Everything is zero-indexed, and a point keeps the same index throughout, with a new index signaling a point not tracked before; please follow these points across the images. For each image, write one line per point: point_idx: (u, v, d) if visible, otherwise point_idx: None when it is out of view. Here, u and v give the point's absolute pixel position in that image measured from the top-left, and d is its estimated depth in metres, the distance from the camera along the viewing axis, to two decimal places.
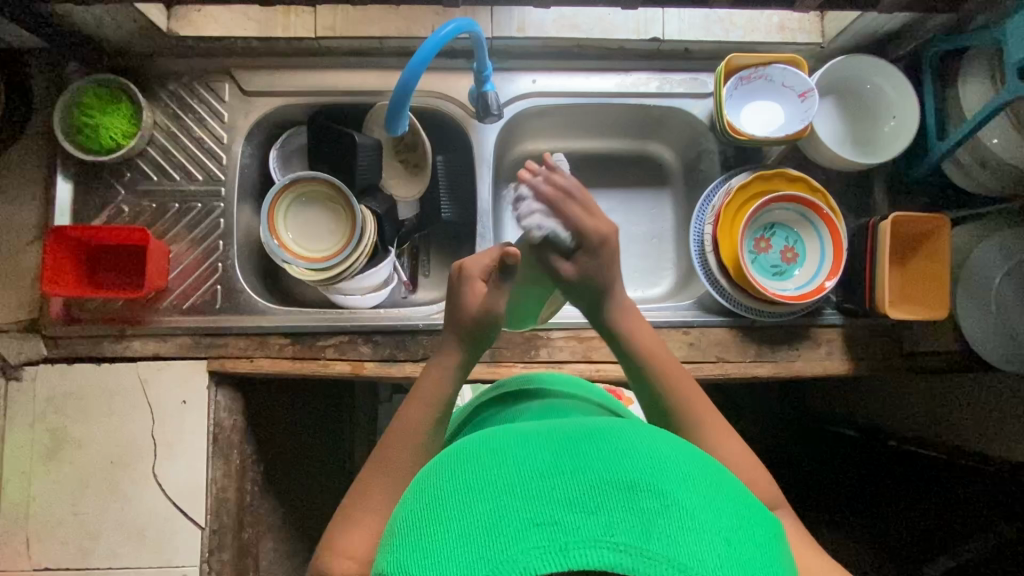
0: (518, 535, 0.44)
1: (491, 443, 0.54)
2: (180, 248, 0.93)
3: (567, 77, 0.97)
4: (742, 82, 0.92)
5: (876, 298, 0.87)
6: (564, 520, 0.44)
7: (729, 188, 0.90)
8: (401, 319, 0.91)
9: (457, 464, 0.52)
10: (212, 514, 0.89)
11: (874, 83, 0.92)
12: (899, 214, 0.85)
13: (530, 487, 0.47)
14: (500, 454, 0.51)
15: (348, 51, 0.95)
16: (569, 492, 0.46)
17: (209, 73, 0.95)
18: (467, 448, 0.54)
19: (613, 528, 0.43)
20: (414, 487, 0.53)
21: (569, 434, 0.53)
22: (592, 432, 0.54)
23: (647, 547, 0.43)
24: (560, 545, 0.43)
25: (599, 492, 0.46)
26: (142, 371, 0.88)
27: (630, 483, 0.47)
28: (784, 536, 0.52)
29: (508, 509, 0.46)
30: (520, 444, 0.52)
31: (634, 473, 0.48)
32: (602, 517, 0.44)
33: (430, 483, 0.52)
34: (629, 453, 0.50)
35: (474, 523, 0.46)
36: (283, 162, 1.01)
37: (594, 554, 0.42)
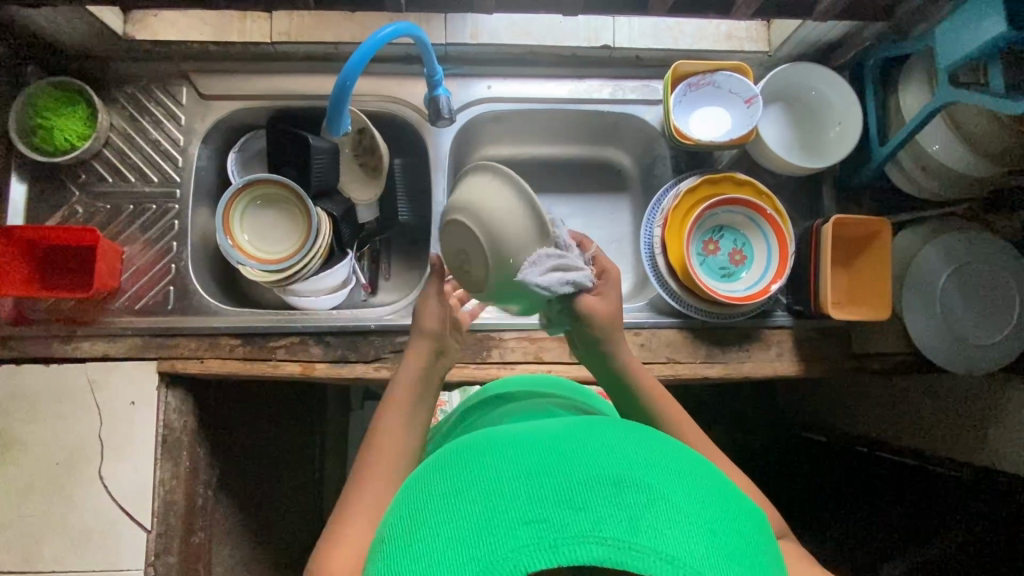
0: (507, 535, 0.45)
1: (481, 448, 0.55)
2: (134, 249, 0.93)
3: (520, 83, 0.99)
4: (690, 89, 0.94)
5: (819, 299, 0.88)
6: (553, 518, 0.45)
7: (678, 191, 0.91)
8: (353, 320, 0.92)
9: (448, 468, 0.54)
10: (159, 517, 0.88)
11: (818, 90, 0.95)
12: (840, 216, 0.86)
13: (518, 488, 0.48)
14: (489, 458, 0.53)
15: (305, 57, 0.97)
16: (556, 490, 0.47)
17: (168, 78, 0.96)
18: (457, 454, 0.56)
19: (601, 523, 0.45)
20: (406, 495, 0.55)
21: (555, 434, 0.55)
22: (577, 432, 0.55)
23: (633, 539, 0.44)
24: (549, 541, 0.44)
25: (586, 488, 0.47)
26: (91, 372, 0.88)
27: (615, 479, 0.48)
28: (768, 526, 0.54)
29: (497, 511, 0.47)
30: (509, 446, 0.54)
31: (618, 468, 0.49)
32: (589, 513, 0.45)
33: (421, 489, 0.53)
34: (615, 450, 0.52)
35: (466, 524, 0.47)
36: (242, 166, 1.03)
37: (582, 550, 0.43)
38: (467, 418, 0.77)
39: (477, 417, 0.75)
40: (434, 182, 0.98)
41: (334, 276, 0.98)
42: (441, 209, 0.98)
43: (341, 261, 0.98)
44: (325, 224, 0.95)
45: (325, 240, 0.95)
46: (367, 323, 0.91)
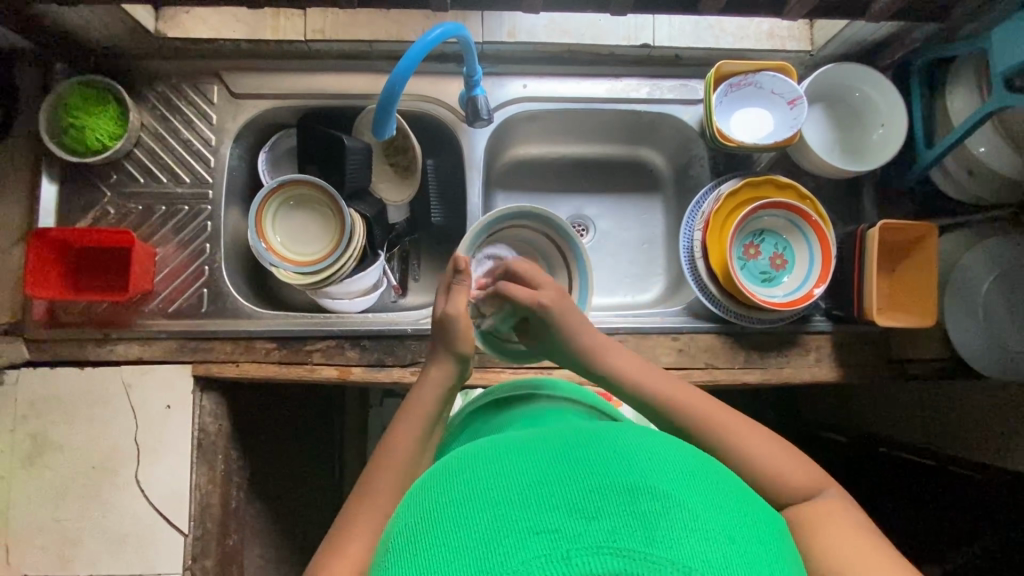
0: (517, 546, 0.43)
1: (489, 456, 0.54)
2: (166, 251, 0.92)
3: (556, 82, 0.97)
4: (731, 89, 0.92)
5: (864, 303, 0.87)
6: (565, 528, 0.44)
7: (719, 195, 0.90)
8: (390, 324, 0.91)
9: (456, 475, 0.52)
10: (195, 521, 0.87)
11: (863, 91, 0.93)
12: (888, 221, 0.85)
13: (528, 497, 0.47)
14: (495, 467, 0.52)
15: (339, 55, 0.95)
16: (569, 500, 0.46)
17: (199, 75, 0.95)
18: (463, 463, 0.54)
19: (615, 533, 0.43)
20: (411, 503, 0.53)
21: (563, 442, 0.54)
22: (587, 440, 0.54)
23: (649, 550, 0.42)
24: (562, 553, 0.42)
25: (598, 498, 0.46)
26: (126, 375, 0.87)
27: (629, 487, 0.47)
28: (785, 534, 0.52)
29: (508, 519, 0.45)
30: (518, 455, 0.53)
31: (631, 477, 0.48)
32: (603, 522, 0.44)
33: (428, 496, 0.51)
34: (626, 459, 0.51)
35: (473, 536, 0.45)
36: (272, 165, 1.01)
37: (597, 562, 0.41)
38: (474, 426, 0.75)
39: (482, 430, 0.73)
40: (469, 182, 0.96)
41: (367, 278, 0.97)
42: (475, 210, 0.97)
43: (373, 263, 0.97)
44: (361, 228, 0.94)
45: (361, 242, 0.94)
46: (403, 327, 0.90)
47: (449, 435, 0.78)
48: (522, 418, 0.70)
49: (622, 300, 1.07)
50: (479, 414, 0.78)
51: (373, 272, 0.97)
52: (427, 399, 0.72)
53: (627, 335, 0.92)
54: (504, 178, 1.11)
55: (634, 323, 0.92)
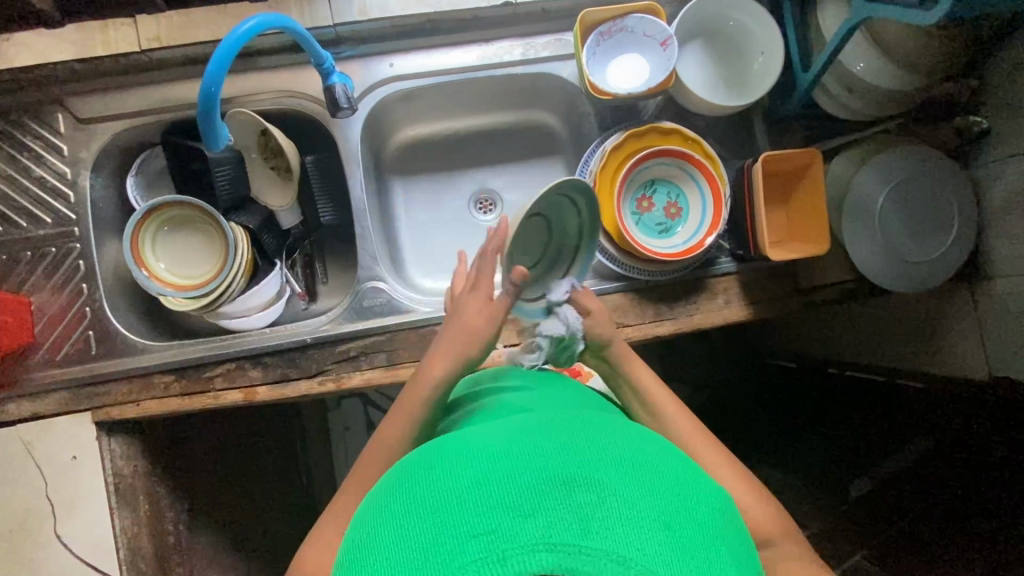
0: (453, 553, 0.40)
1: (428, 461, 0.50)
2: (42, 298, 0.87)
3: (423, 56, 0.92)
4: (603, 37, 0.88)
5: (759, 239, 0.84)
6: (501, 526, 0.41)
7: (604, 151, 0.87)
8: (288, 336, 0.88)
9: (395, 486, 0.49)
10: (127, 564, 0.86)
11: (736, 20, 0.90)
12: (771, 153, 0.82)
13: (469, 496, 0.44)
14: (437, 467, 0.48)
15: (185, 61, 0.89)
16: (505, 497, 0.43)
17: (39, 106, 0.88)
18: (405, 470, 0.51)
19: (551, 527, 0.40)
20: (356, 520, 0.49)
21: (511, 433, 0.51)
22: (531, 432, 0.51)
23: (584, 543, 0.39)
24: (498, 554, 0.39)
25: (536, 492, 0.43)
26: (23, 433, 0.84)
27: (565, 479, 0.44)
28: (731, 511, 0.50)
29: (445, 525, 0.42)
30: (460, 455, 0.49)
31: (569, 467, 0.45)
32: (539, 517, 0.41)
33: (370, 512, 0.48)
34: (567, 449, 0.48)
35: (411, 546, 0.42)
36: (145, 188, 0.95)
37: (530, 559, 0.39)
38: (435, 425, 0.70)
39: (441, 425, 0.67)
40: (350, 177, 0.92)
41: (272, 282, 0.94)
42: (362, 203, 0.93)
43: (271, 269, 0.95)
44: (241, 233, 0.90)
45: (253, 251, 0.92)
46: (302, 336, 0.88)
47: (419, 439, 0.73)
48: (480, 408, 0.64)
49: None
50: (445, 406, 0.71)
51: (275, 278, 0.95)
52: (437, 378, 0.67)
53: None
54: (397, 164, 1.07)
55: None
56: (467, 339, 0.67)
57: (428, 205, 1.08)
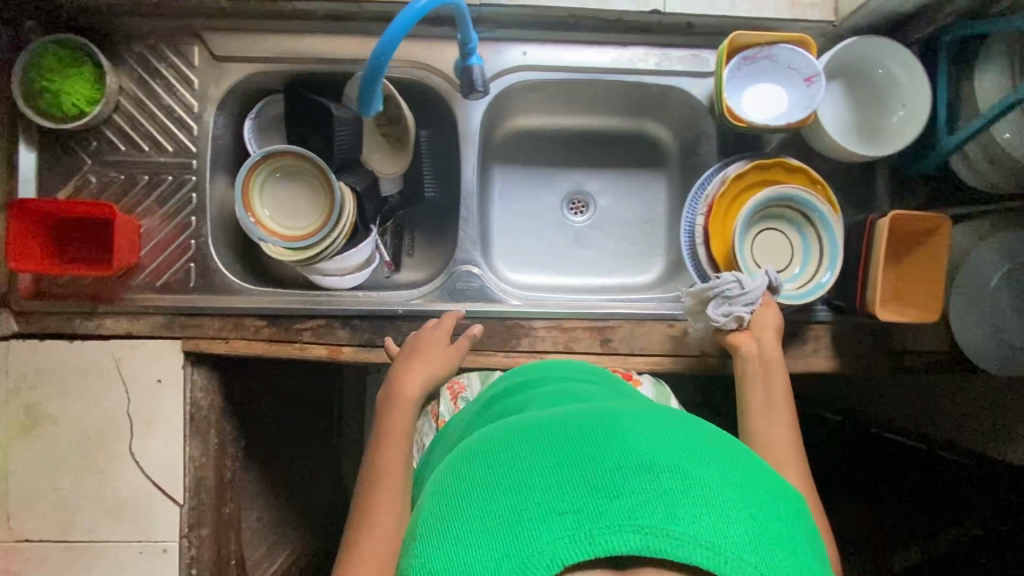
0: (541, 527, 0.42)
1: (505, 436, 0.52)
2: (152, 223, 0.90)
3: (557, 51, 0.91)
4: (745, 62, 0.86)
5: (868, 294, 0.84)
6: (587, 506, 0.42)
7: (725, 177, 0.86)
8: (380, 303, 0.89)
9: (474, 456, 0.50)
10: (191, 492, 0.89)
11: (885, 68, 0.87)
12: (897, 212, 0.81)
13: (551, 475, 0.45)
14: (516, 446, 0.49)
15: (326, 16, 0.89)
16: (589, 478, 0.44)
17: (178, 35, 0.89)
18: (480, 445, 0.52)
19: (637, 511, 0.41)
20: (434, 487, 0.51)
21: (586, 419, 0.51)
22: (607, 417, 0.51)
23: (672, 527, 0.40)
24: (586, 532, 0.41)
25: (620, 476, 0.44)
26: (116, 349, 0.87)
27: (648, 464, 0.45)
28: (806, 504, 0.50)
29: (530, 502, 0.43)
30: (535, 433, 0.50)
31: (651, 454, 0.45)
32: (625, 500, 0.42)
33: (449, 480, 0.50)
34: (644, 434, 0.48)
35: (497, 518, 0.43)
36: (259, 133, 0.96)
37: (619, 539, 0.40)
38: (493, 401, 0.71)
39: (503, 402, 0.69)
40: (463, 157, 0.92)
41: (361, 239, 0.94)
42: (470, 186, 0.93)
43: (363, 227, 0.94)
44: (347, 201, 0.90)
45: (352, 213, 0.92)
46: (394, 307, 0.89)
47: (473, 409, 0.74)
48: (542, 393, 0.66)
49: (620, 282, 1.06)
50: (497, 390, 0.74)
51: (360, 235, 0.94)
52: (410, 395, 0.78)
53: (622, 321, 0.90)
54: (502, 152, 1.07)
55: (631, 308, 0.90)
56: (431, 367, 0.80)
57: (523, 197, 1.08)
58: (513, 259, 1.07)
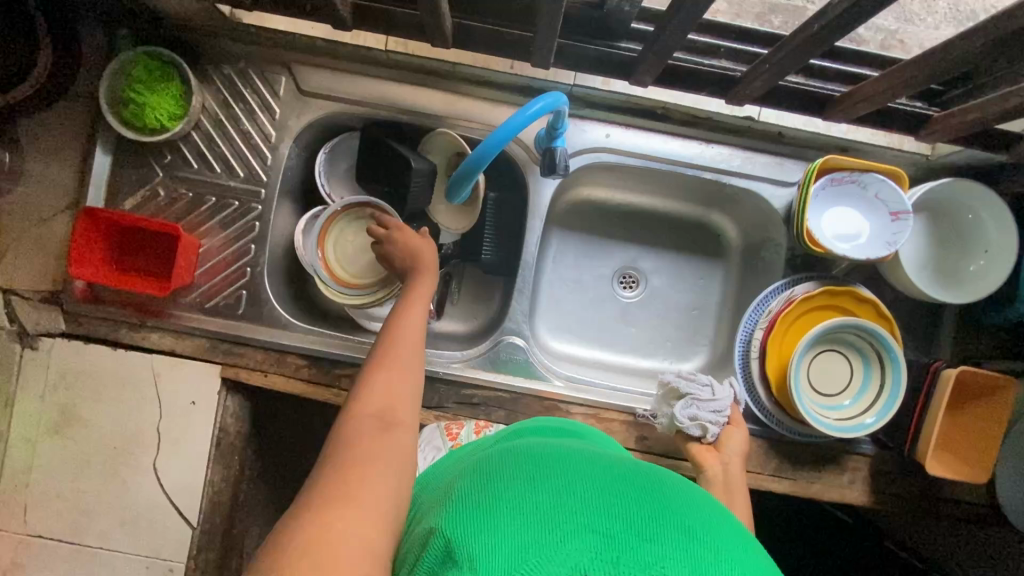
0: (571, 531, 0.43)
1: (556, 453, 0.53)
2: (211, 244, 0.90)
3: (641, 137, 0.90)
4: (831, 183, 0.85)
5: (918, 445, 0.84)
6: (619, 538, 0.43)
7: (791, 299, 0.84)
8: (422, 362, 0.88)
9: (522, 458, 0.52)
10: (205, 515, 0.89)
11: (976, 214, 0.84)
12: (967, 366, 0.80)
13: (593, 498, 0.46)
14: (566, 463, 0.51)
15: (417, 68, 0.89)
16: (629, 515, 0.45)
17: (268, 64, 0.89)
18: (530, 451, 0.54)
19: (666, 559, 0.42)
20: (472, 472, 0.53)
21: (634, 470, 0.53)
22: (655, 476, 0.53)
23: None
24: (611, 556, 0.42)
25: (657, 525, 0.45)
26: (156, 365, 0.87)
27: (688, 527, 0.45)
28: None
29: (570, 510, 0.45)
30: (585, 462, 0.52)
31: (692, 521, 0.46)
32: (656, 547, 0.43)
33: (492, 471, 0.52)
34: (688, 502, 0.49)
35: (533, 511, 0.45)
36: (329, 165, 0.95)
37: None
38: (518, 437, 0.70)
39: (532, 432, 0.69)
40: (529, 229, 0.92)
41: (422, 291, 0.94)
42: (531, 257, 0.93)
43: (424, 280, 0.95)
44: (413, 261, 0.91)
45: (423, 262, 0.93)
46: (435, 369, 0.88)
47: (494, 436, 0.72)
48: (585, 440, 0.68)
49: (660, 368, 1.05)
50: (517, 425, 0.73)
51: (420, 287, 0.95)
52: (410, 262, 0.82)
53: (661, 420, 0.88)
54: (563, 219, 1.06)
55: None
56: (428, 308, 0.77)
57: (576, 265, 1.07)
58: (556, 326, 1.06)
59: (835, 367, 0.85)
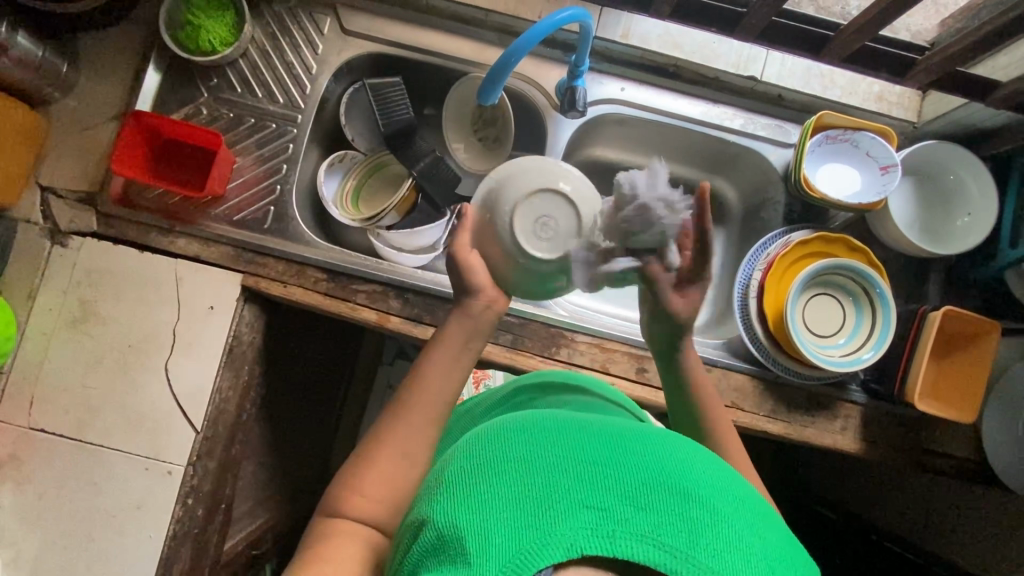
0: (565, 510, 0.42)
1: (547, 423, 0.51)
2: (245, 162, 0.95)
3: (654, 93, 0.97)
4: (827, 141, 0.91)
5: (907, 383, 0.87)
6: (614, 508, 0.42)
7: (788, 241, 0.90)
8: (436, 284, 0.92)
9: (513, 431, 0.51)
10: (210, 422, 0.90)
11: (956, 175, 0.91)
12: (953, 307, 0.84)
13: (583, 468, 0.45)
14: (554, 431, 0.49)
15: (453, 17, 0.97)
16: (622, 484, 0.43)
17: (317, 5, 0.98)
18: (517, 423, 0.52)
19: (660, 527, 0.41)
20: (462, 454, 0.52)
21: (621, 429, 0.51)
22: (645, 434, 0.51)
23: (691, 551, 0.40)
24: (607, 530, 0.41)
25: (653, 489, 0.43)
26: (180, 269, 0.90)
27: (680, 488, 0.44)
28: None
29: (561, 486, 0.43)
30: (575, 429, 0.50)
31: (685, 479, 0.45)
32: (650, 513, 0.42)
33: (483, 446, 0.50)
34: (681, 459, 0.47)
35: (524, 490, 0.44)
36: (346, 119, 1.00)
37: (638, 547, 0.40)
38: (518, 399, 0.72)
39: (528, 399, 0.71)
40: None
41: (513, 174, 0.73)
42: None
43: (522, 187, 0.72)
44: (523, 222, 0.71)
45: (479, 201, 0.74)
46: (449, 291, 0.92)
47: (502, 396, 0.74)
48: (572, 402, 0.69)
49: None
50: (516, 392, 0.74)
51: (526, 179, 0.72)
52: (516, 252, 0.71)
53: None
54: None
55: None
56: (455, 360, 0.70)
57: None
58: None
59: (826, 311, 0.91)
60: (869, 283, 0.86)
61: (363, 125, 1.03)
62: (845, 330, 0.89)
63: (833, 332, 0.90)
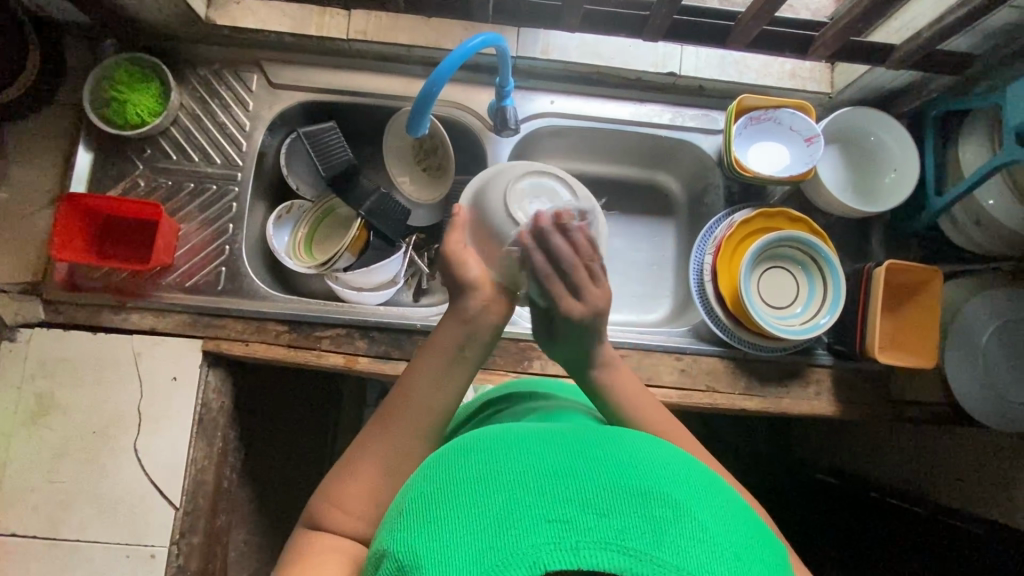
0: (525, 527, 0.39)
1: (508, 435, 0.49)
2: (190, 227, 0.95)
3: (582, 102, 1.01)
4: (751, 122, 0.96)
5: (866, 340, 0.89)
6: (576, 519, 0.39)
7: (732, 222, 0.93)
8: (401, 318, 0.93)
9: (469, 449, 0.48)
10: (188, 495, 0.88)
11: (877, 136, 0.96)
12: (894, 261, 0.87)
13: (543, 481, 0.42)
14: (514, 444, 0.47)
15: (377, 56, 0.99)
16: (583, 492, 0.41)
17: (241, 64, 0.99)
18: (474, 440, 0.49)
19: (625, 531, 0.39)
20: (418, 480, 0.48)
21: (582, 435, 0.49)
22: (607, 438, 0.49)
23: (657, 553, 0.38)
24: (569, 542, 0.38)
25: (614, 493, 0.41)
26: (137, 344, 0.89)
27: (643, 490, 0.42)
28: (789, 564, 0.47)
29: (521, 503, 0.41)
30: (534, 439, 0.48)
31: (647, 481, 0.43)
32: (614, 519, 0.39)
33: (441, 467, 0.47)
34: (642, 461, 0.45)
35: (483, 512, 0.41)
36: (288, 168, 1.01)
37: (602, 556, 0.38)
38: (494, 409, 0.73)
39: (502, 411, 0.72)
40: None
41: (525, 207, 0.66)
42: None
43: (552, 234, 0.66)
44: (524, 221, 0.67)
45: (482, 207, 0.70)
46: (414, 322, 0.92)
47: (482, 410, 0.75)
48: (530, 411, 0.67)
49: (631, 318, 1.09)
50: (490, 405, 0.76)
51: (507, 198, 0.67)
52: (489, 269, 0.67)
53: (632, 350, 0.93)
54: None
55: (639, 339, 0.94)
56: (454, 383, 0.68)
57: None
58: None
59: (780, 283, 0.94)
60: (815, 250, 0.89)
61: (307, 172, 1.04)
62: (800, 299, 0.92)
63: (791, 301, 0.93)
